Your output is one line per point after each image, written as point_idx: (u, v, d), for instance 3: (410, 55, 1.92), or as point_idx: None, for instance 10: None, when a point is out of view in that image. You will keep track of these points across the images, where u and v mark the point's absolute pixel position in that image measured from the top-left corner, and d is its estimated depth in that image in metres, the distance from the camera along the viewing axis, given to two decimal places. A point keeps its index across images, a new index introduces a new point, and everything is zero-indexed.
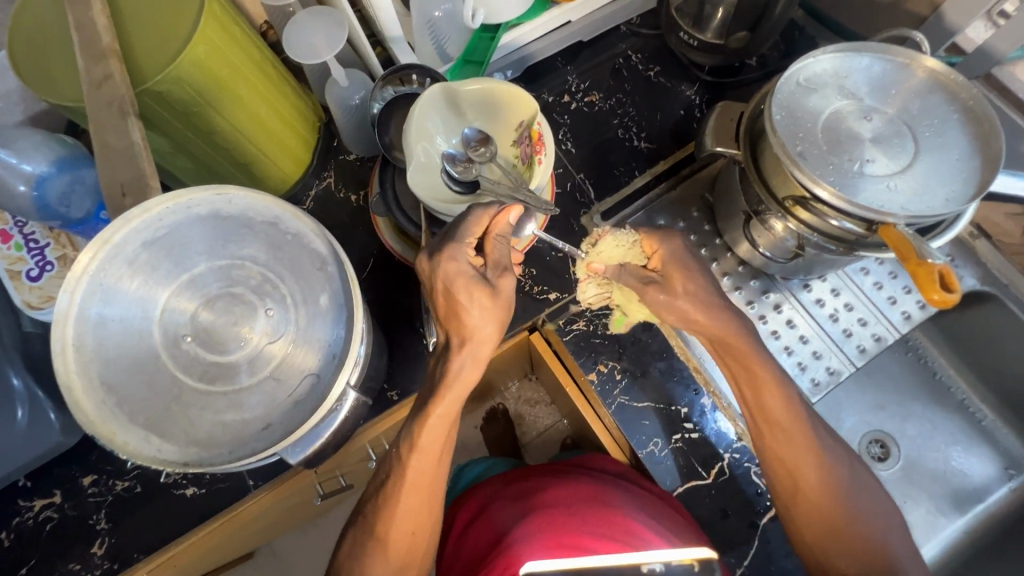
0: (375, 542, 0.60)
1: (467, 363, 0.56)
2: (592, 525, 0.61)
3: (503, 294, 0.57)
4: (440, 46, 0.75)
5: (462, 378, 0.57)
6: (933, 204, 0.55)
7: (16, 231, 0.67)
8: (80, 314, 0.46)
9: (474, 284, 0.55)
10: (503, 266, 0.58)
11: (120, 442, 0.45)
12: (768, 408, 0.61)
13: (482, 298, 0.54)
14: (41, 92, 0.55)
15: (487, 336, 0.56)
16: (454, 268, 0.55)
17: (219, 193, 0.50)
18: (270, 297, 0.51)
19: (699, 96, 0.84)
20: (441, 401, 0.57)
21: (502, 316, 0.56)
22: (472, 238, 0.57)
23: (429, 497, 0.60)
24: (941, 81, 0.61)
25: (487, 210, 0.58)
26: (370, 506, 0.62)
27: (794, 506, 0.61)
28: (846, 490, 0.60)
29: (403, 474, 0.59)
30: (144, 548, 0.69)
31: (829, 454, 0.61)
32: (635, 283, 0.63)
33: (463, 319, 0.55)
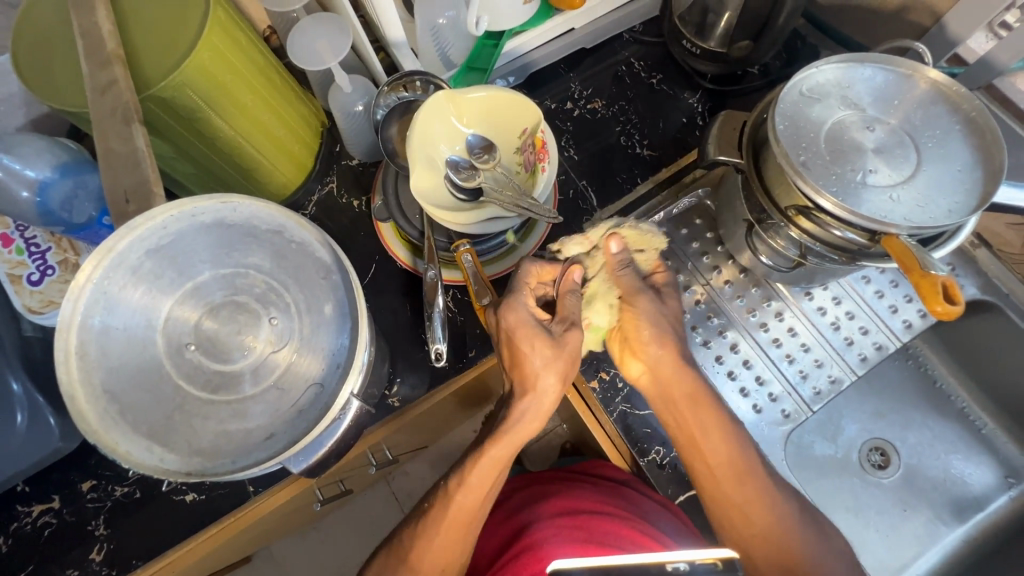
0: (402, 566, 0.61)
1: (529, 416, 0.61)
2: (605, 536, 0.62)
3: (568, 348, 0.60)
4: (444, 52, 0.76)
5: (521, 426, 0.60)
6: (936, 215, 0.55)
7: (18, 235, 0.67)
8: (82, 324, 0.45)
9: (535, 334, 0.59)
10: (570, 320, 0.61)
11: (122, 452, 0.44)
12: (710, 453, 0.61)
13: (544, 349, 0.58)
14: (46, 97, 0.54)
15: (549, 390, 0.60)
16: (521, 321, 0.59)
17: (224, 201, 0.50)
18: (275, 305, 0.51)
19: (701, 104, 0.84)
20: (497, 444, 0.60)
21: (564, 370, 0.60)
22: (528, 291, 0.62)
23: (464, 534, 0.61)
24: (943, 92, 0.61)
25: (546, 265, 0.65)
26: (406, 534, 0.62)
27: (753, 547, 0.60)
28: (800, 526, 0.60)
29: (446, 505, 0.60)
30: (143, 554, 0.68)
31: (776, 497, 0.61)
32: (630, 283, 0.64)
33: (530, 367, 0.59)
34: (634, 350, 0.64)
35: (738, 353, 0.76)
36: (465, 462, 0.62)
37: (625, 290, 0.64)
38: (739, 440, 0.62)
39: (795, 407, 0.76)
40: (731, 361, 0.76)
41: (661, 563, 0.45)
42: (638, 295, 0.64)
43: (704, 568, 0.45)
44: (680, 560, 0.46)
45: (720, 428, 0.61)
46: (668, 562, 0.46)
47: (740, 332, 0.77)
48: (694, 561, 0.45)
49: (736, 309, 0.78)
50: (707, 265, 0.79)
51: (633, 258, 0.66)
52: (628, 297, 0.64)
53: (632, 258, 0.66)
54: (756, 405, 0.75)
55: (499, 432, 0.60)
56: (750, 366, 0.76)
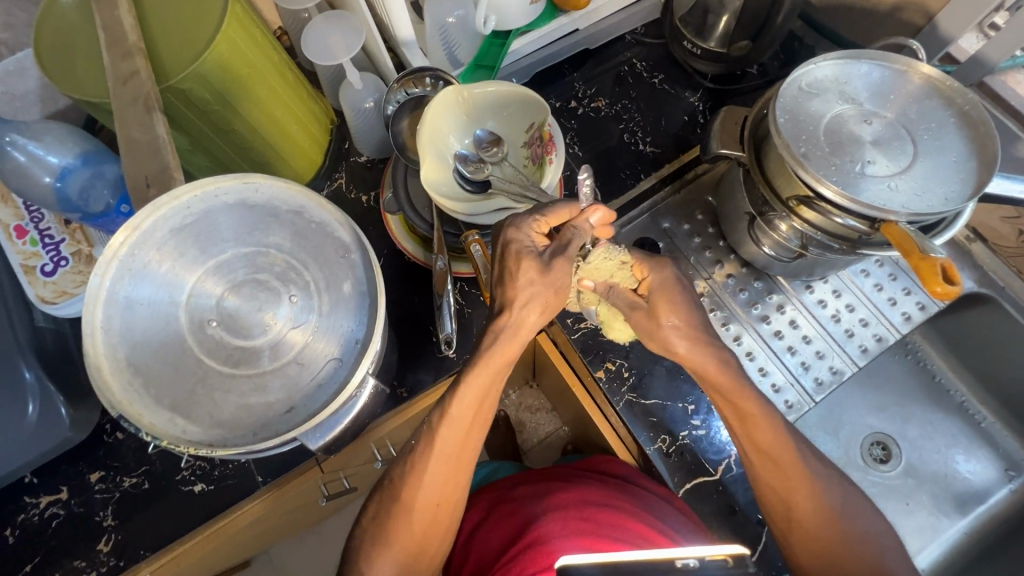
0: (396, 508, 0.61)
1: (504, 338, 0.58)
2: (610, 528, 0.62)
3: (555, 279, 0.57)
4: (451, 52, 0.78)
5: (496, 349, 0.58)
6: (933, 203, 0.57)
7: (32, 227, 0.69)
8: (109, 297, 0.47)
9: (528, 255, 0.57)
10: (565, 247, 0.57)
11: (146, 423, 0.46)
12: (760, 438, 0.61)
13: (529, 270, 0.56)
14: (67, 88, 0.56)
15: (530, 314, 0.58)
16: (518, 241, 0.58)
17: (245, 182, 0.52)
18: (294, 284, 0.52)
19: (702, 103, 0.87)
20: (476, 370, 0.58)
21: (549, 299, 0.57)
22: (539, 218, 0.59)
23: (456, 467, 0.61)
24: (937, 87, 0.63)
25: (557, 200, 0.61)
26: (398, 471, 0.62)
27: (792, 532, 0.62)
28: (840, 514, 0.60)
29: (432, 441, 0.60)
30: (151, 545, 0.68)
31: (823, 481, 0.61)
32: (625, 305, 0.63)
33: (513, 286, 0.57)
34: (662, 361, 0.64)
35: (741, 345, 0.77)
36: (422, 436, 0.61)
37: (626, 307, 0.63)
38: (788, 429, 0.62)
39: (798, 398, 0.77)
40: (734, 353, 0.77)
41: (671, 560, 0.45)
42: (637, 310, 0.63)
43: (715, 564, 0.45)
44: (689, 557, 0.46)
45: (766, 418, 0.61)
46: (678, 559, 0.46)
47: (743, 325, 0.78)
48: (703, 558, 0.46)
49: (739, 302, 0.79)
50: (709, 259, 0.80)
51: (612, 287, 0.63)
52: (630, 314, 0.64)
53: (612, 284, 0.63)
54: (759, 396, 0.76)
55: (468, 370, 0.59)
56: (753, 357, 0.77)
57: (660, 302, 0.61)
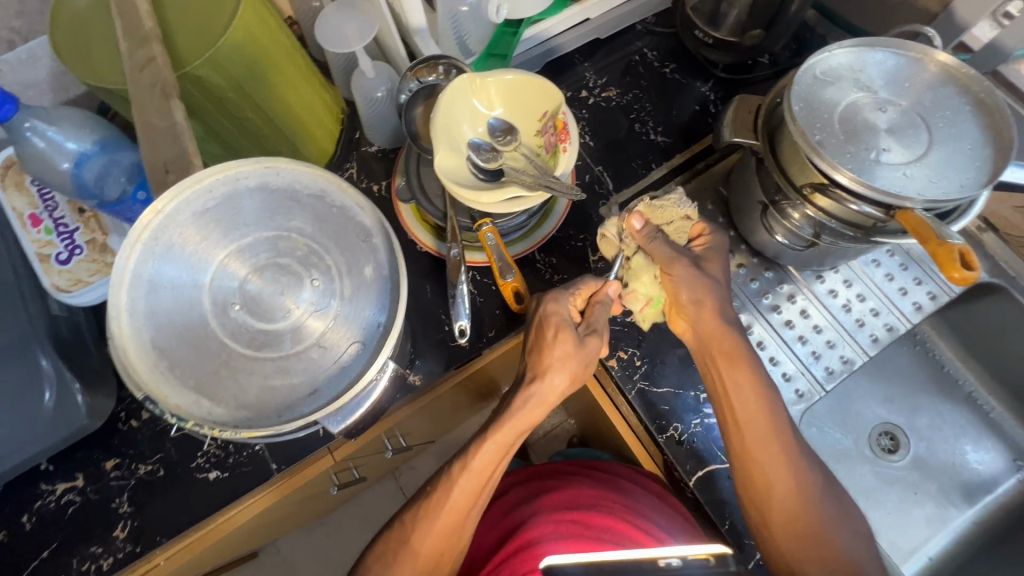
0: (400, 552, 0.61)
1: (532, 404, 0.63)
2: (600, 530, 0.64)
3: (586, 352, 0.63)
4: (461, 39, 0.77)
5: (526, 412, 0.63)
6: (948, 190, 0.57)
7: (46, 215, 0.69)
8: (134, 279, 0.49)
9: (564, 328, 0.63)
10: (595, 327, 0.65)
11: (173, 404, 0.47)
12: (740, 407, 0.63)
13: (566, 342, 0.62)
14: (84, 75, 0.56)
15: (557, 384, 0.63)
16: (558, 313, 0.64)
17: (267, 166, 0.53)
18: (316, 268, 0.53)
19: (713, 92, 0.87)
20: (502, 427, 0.62)
21: (577, 369, 0.63)
22: (576, 295, 0.67)
23: (463, 521, 0.62)
24: (952, 75, 0.63)
25: (594, 279, 0.69)
26: (407, 515, 0.63)
27: (769, 512, 0.62)
28: (818, 499, 0.62)
29: (447, 492, 0.62)
30: (166, 531, 0.69)
31: (804, 467, 0.62)
32: (668, 254, 0.65)
33: (549, 358, 0.63)
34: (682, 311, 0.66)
35: (752, 334, 0.77)
36: (444, 477, 0.63)
37: (663, 260, 0.66)
38: (775, 401, 0.64)
39: (809, 386, 0.77)
40: (745, 342, 0.77)
41: (655, 559, 0.50)
42: (675, 262, 0.65)
43: (696, 562, 0.50)
44: (672, 557, 0.50)
45: (755, 377, 0.64)
46: (661, 558, 0.50)
47: (754, 314, 0.78)
48: (686, 558, 0.50)
49: (750, 292, 0.79)
50: None
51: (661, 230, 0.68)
52: (665, 267, 0.66)
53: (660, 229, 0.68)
54: (770, 384, 0.76)
55: (500, 421, 0.63)
56: (765, 346, 0.77)
57: (708, 255, 0.67)
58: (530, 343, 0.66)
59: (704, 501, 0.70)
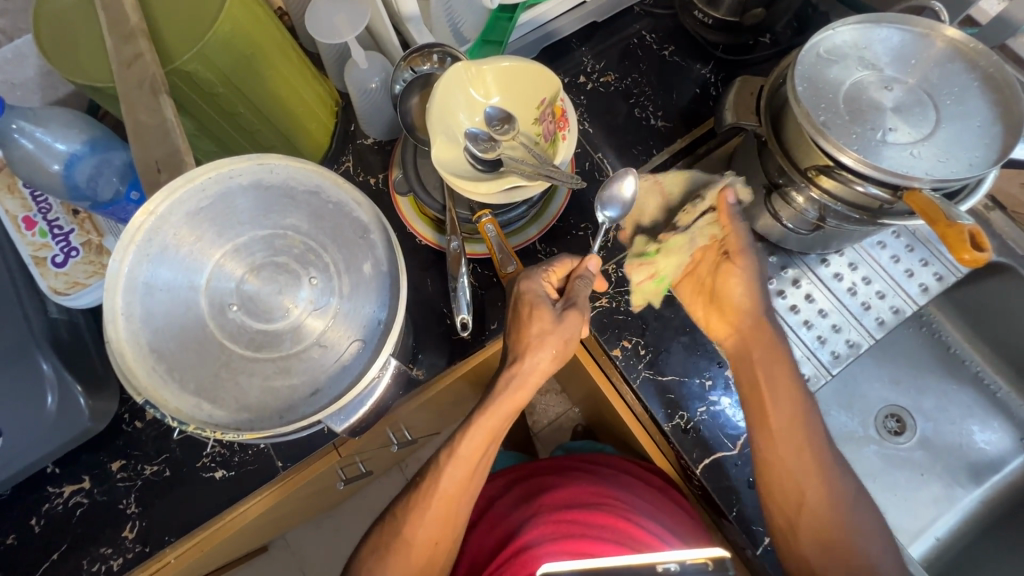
0: (396, 543, 0.61)
1: (515, 384, 0.62)
2: (595, 528, 0.64)
3: (567, 328, 0.62)
4: (455, 26, 0.76)
5: (507, 393, 0.62)
6: (957, 169, 0.56)
7: (40, 218, 0.68)
8: (129, 283, 0.48)
9: (541, 305, 0.62)
10: (575, 300, 0.64)
11: (172, 408, 0.47)
12: (775, 405, 0.65)
13: (544, 317, 0.62)
14: (69, 72, 0.54)
15: (538, 362, 0.62)
16: (533, 289, 0.64)
17: (260, 163, 0.52)
18: (313, 265, 0.52)
19: (714, 74, 0.85)
20: (484, 408, 0.62)
21: (560, 347, 0.62)
22: (551, 272, 0.66)
23: (453, 507, 0.62)
24: (959, 50, 0.62)
25: (570, 258, 0.68)
26: (399, 507, 0.63)
27: (796, 519, 0.62)
28: (843, 497, 0.63)
29: (436, 481, 0.62)
30: (175, 531, 0.69)
31: (834, 475, 0.63)
32: (744, 243, 0.68)
33: (527, 336, 0.62)
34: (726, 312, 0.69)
35: None
36: (433, 464, 0.63)
37: (736, 247, 0.68)
38: (807, 407, 0.65)
39: (814, 371, 0.76)
40: None
41: (653, 564, 0.51)
42: (745, 255, 0.69)
43: (695, 567, 0.51)
44: (670, 561, 0.52)
45: (793, 386, 0.65)
46: (659, 563, 0.52)
47: None
48: (684, 562, 0.52)
49: None
50: None
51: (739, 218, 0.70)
52: (736, 254, 0.69)
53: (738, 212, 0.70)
54: None
55: (484, 404, 0.62)
56: None
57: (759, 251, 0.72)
58: (510, 323, 0.65)
59: (712, 490, 0.70)
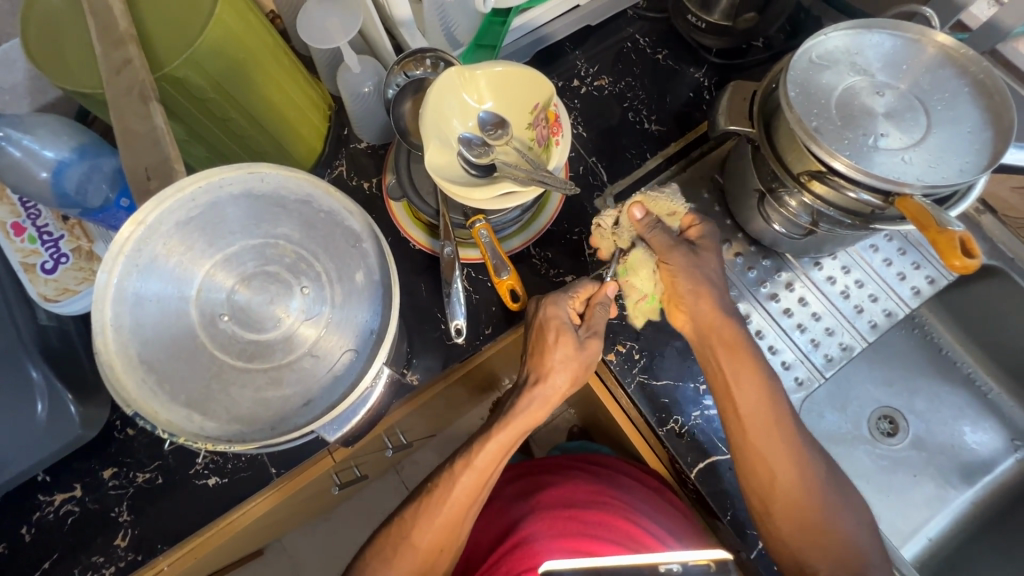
0: (402, 544, 0.62)
1: (536, 403, 0.63)
2: (594, 527, 0.64)
3: (586, 355, 0.63)
4: (449, 30, 0.75)
5: (530, 413, 0.62)
6: (948, 174, 0.56)
7: (29, 223, 0.68)
8: (118, 294, 0.48)
9: (564, 330, 0.62)
10: (595, 330, 0.64)
11: (164, 420, 0.47)
12: (742, 401, 0.63)
13: (568, 346, 0.62)
14: (58, 79, 0.54)
15: (558, 385, 0.62)
16: (558, 316, 0.63)
17: (251, 172, 0.52)
18: (305, 275, 0.52)
19: (707, 78, 0.85)
20: (506, 427, 0.62)
21: (578, 371, 0.63)
22: (576, 296, 0.65)
23: (461, 515, 0.62)
24: (950, 56, 0.62)
25: (593, 283, 0.67)
26: (408, 511, 0.63)
27: (772, 500, 0.62)
28: (820, 487, 0.62)
29: (450, 489, 0.61)
30: (168, 539, 0.69)
31: (807, 455, 0.63)
32: (666, 244, 0.65)
33: (550, 360, 0.62)
34: (677, 303, 0.65)
35: (750, 324, 0.77)
36: (446, 471, 0.63)
37: (661, 249, 0.65)
38: (775, 391, 0.64)
39: (808, 374, 0.77)
40: None
41: (655, 564, 0.52)
42: (672, 253, 0.64)
43: (697, 568, 0.52)
44: (673, 562, 0.53)
45: (756, 373, 0.63)
46: (662, 563, 0.52)
47: (752, 303, 0.78)
48: (686, 563, 0.52)
49: (748, 281, 0.78)
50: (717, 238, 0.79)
51: (661, 220, 0.67)
52: (663, 256, 0.65)
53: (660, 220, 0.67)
54: None
55: (505, 419, 0.62)
56: (763, 336, 0.77)
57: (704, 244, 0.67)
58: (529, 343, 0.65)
59: (706, 493, 0.70)
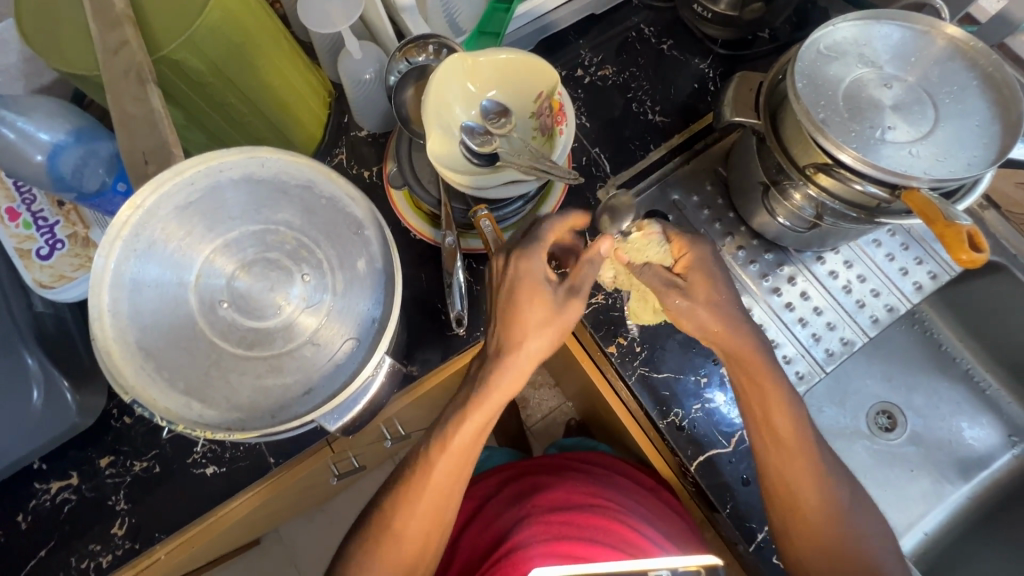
0: (386, 533, 0.61)
1: (510, 372, 0.59)
2: (588, 531, 0.64)
3: (567, 315, 0.59)
4: (451, 17, 0.75)
5: (503, 385, 0.59)
6: (955, 168, 0.56)
7: (24, 208, 0.66)
8: (115, 279, 0.47)
9: (537, 292, 0.58)
10: (578, 288, 0.59)
11: (162, 407, 0.46)
12: (773, 428, 0.62)
13: (544, 311, 0.58)
14: (52, 59, 0.53)
15: (539, 348, 0.59)
16: (531, 275, 0.58)
17: (252, 156, 0.51)
18: (306, 262, 0.51)
19: (712, 69, 0.84)
20: (479, 405, 0.58)
21: (559, 333, 0.59)
22: (548, 246, 0.60)
23: (445, 497, 0.61)
24: (960, 49, 0.62)
25: (566, 220, 0.61)
26: (389, 499, 0.62)
27: (794, 524, 0.62)
28: (846, 512, 0.62)
29: (428, 474, 0.60)
30: (165, 527, 0.68)
31: (833, 480, 0.62)
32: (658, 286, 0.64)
33: (524, 326, 0.58)
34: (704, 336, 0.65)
35: (752, 317, 0.77)
36: (423, 453, 0.61)
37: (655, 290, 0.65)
38: (806, 420, 0.63)
39: (808, 369, 0.77)
40: None
41: (645, 571, 0.52)
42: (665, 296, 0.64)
43: (686, 573, 0.52)
44: (663, 567, 0.52)
45: (787, 404, 0.62)
46: (652, 570, 0.52)
47: (754, 297, 0.77)
48: (676, 568, 0.52)
49: (749, 274, 0.78)
50: (719, 231, 0.79)
51: (643, 266, 0.66)
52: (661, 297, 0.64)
53: (643, 264, 0.66)
54: None
55: (476, 396, 0.59)
56: (764, 330, 0.76)
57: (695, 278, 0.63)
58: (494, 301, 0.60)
59: (705, 486, 0.70)
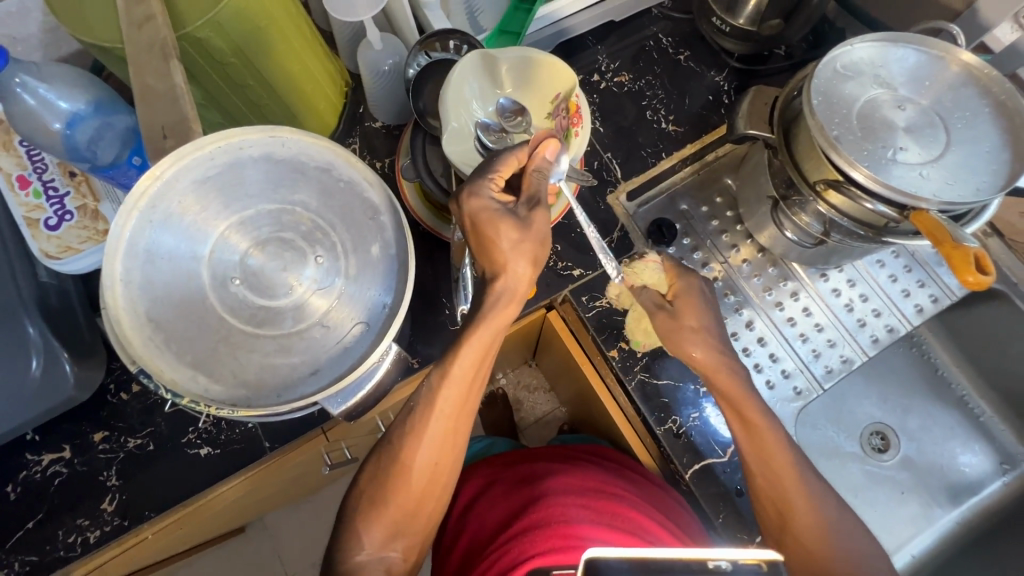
0: (395, 472, 0.59)
1: (502, 300, 0.56)
2: (607, 517, 0.63)
3: (536, 231, 0.56)
4: (473, 16, 0.79)
5: (499, 311, 0.56)
6: (964, 192, 0.56)
7: (35, 177, 0.66)
8: (130, 248, 0.47)
9: (497, 218, 0.55)
10: (536, 199, 0.58)
11: (169, 379, 0.46)
12: (762, 446, 0.62)
13: (510, 230, 0.55)
14: (74, 29, 0.53)
15: (520, 273, 0.56)
16: (484, 206, 0.55)
17: (273, 136, 0.51)
18: (321, 244, 0.51)
19: (727, 82, 0.85)
20: (483, 328, 0.56)
21: (536, 249, 0.56)
22: (500, 174, 0.57)
23: (456, 425, 0.59)
24: (974, 75, 0.62)
25: (519, 150, 0.58)
26: (396, 432, 0.60)
27: (792, 541, 0.61)
28: (841, 531, 0.61)
29: (433, 401, 0.57)
30: (154, 505, 0.68)
31: (822, 496, 0.62)
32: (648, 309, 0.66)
33: (498, 251, 0.55)
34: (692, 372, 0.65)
35: (753, 330, 0.77)
36: (429, 385, 0.58)
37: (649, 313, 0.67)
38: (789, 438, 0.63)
39: (807, 384, 0.77)
40: (747, 338, 0.77)
41: (703, 559, 0.41)
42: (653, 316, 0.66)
43: (748, 568, 0.40)
44: (721, 557, 0.41)
45: (769, 423, 0.62)
46: (710, 559, 0.41)
47: (756, 310, 0.78)
48: (736, 560, 0.41)
49: (753, 287, 0.78)
50: (726, 243, 0.79)
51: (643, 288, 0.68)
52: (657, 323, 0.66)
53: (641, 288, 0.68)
54: (769, 381, 0.76)
55: (472, 324, 0.57)
56: (765, 343, 0.77)
57: (684, 305, 0.65)
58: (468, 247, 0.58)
59: (700, 495, 0.70)
